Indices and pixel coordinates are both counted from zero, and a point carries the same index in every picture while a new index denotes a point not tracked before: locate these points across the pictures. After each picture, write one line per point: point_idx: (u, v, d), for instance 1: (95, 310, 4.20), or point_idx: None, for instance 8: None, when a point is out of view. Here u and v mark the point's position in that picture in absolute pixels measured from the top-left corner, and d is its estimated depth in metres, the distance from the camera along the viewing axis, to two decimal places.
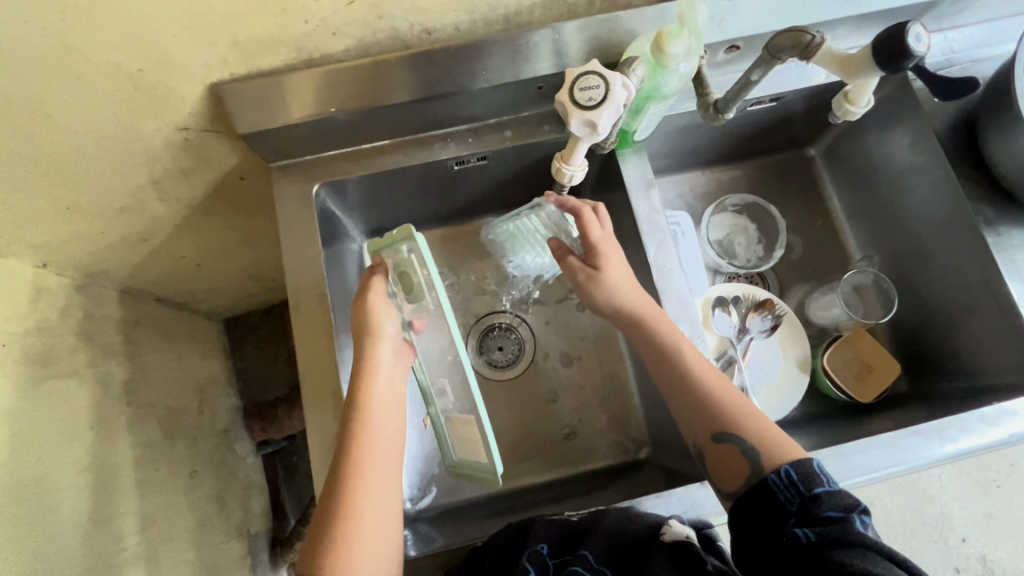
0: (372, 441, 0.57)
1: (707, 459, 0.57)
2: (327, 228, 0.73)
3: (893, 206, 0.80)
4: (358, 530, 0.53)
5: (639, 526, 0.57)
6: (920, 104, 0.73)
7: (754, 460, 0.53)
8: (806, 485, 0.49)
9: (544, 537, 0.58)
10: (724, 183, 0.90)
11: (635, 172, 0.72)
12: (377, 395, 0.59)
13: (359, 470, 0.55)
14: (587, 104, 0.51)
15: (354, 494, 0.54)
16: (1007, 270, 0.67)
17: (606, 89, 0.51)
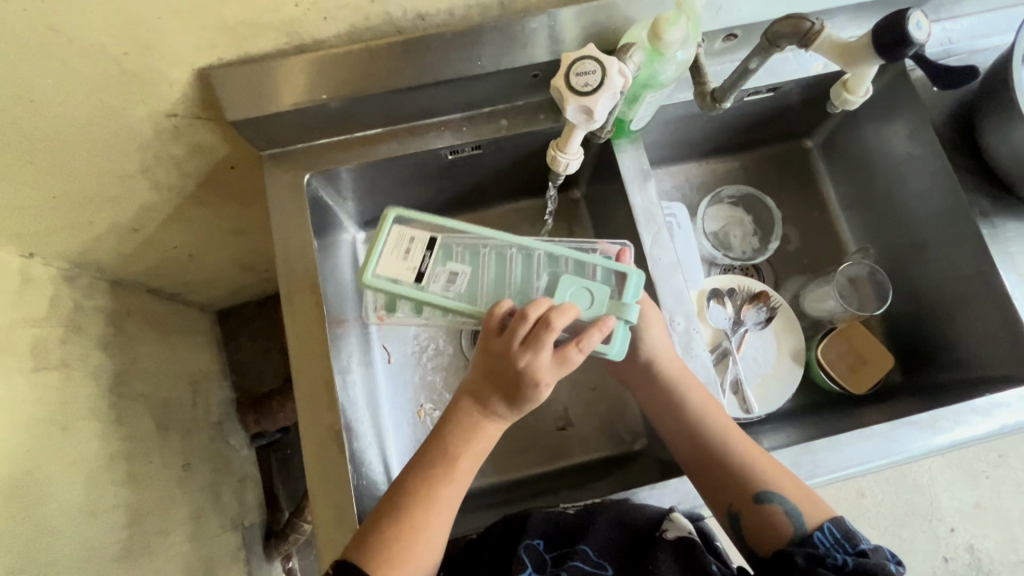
0: (464, 469, 0.56)
1: (744, 522, 0.57)
2: (320, 217, 0.72)
3: (889, 198, 0.80)
4: (418, 546, 0.53)
5: (634, 518, 0.58)
6: (916, 94, 0.72)
7: (799, 521, 0.54)
8: (850, 543, 0.52)
9: (539, 530, 0.58)
10: (720, 175, 0.90)
11: (632, 163, 0.71)
12: (486, 431, 0.56)
13: (439, 491, 0.55)
14: (583, 90, 0.50)
15: (427, 512, 0.54)
16: (1003, 263, 0.67)
17: (602, 74, 0.50)
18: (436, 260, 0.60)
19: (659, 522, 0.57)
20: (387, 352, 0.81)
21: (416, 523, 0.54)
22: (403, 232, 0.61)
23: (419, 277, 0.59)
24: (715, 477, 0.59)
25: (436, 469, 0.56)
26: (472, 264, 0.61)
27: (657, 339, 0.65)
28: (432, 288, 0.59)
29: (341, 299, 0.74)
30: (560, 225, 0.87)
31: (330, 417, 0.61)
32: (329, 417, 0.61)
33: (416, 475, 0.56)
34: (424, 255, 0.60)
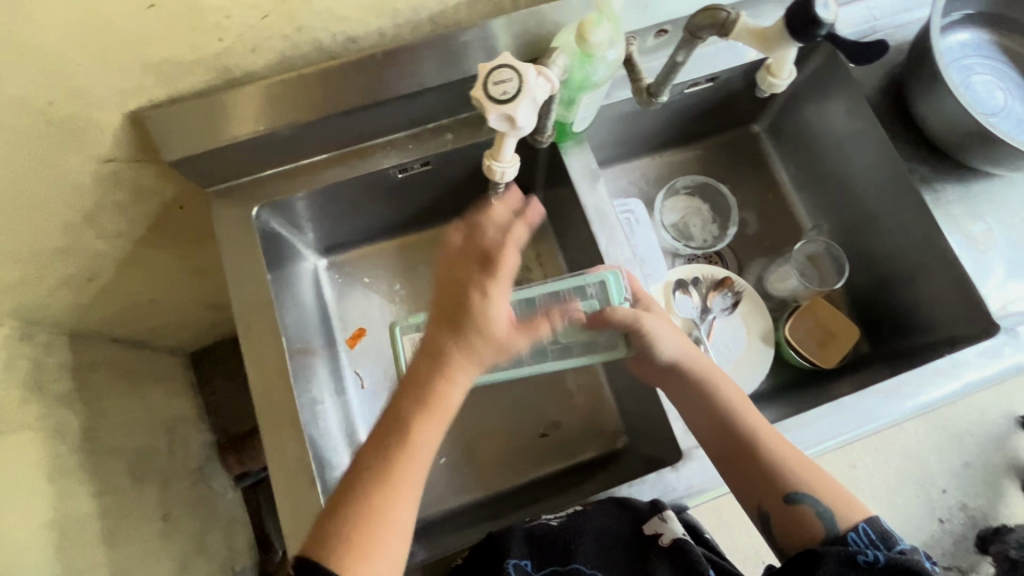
0: (428, 430, 0.52)
1: (773, 523, 0.57)
2: (274, 249, 0.71)
3: (837, 174, 0.81)
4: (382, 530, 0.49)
5: (620, 523, 0.58)
6: (848, 72, 0.74)
7: (831, 522, 0.54)
8: (886, 544, 0.52)
9: (524, 550, 0.57)
10: (673, 167, 0.92)
11: (580, 164, 0.71)
12: (441, 384, 0.53)
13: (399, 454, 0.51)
14: (502, 98, 0.49)
15: (388, 490, 0.50)
16: (948, 227, 0.68)
17: (519, 80, 0.50)
18: None
19: (643, 525, 0.57)
20: (361, 377, 0.80)
21: (377, 514, 0.49)
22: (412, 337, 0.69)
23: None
24: (738, 477, 0.59)
25: (387, 444, 0.52)
26: None
27: (672, 346, 0.63)
28: None
29: (305, 329, 0.74)
30: None
31: (299, 452, 0.60)
32: (298, 452, 0.60)
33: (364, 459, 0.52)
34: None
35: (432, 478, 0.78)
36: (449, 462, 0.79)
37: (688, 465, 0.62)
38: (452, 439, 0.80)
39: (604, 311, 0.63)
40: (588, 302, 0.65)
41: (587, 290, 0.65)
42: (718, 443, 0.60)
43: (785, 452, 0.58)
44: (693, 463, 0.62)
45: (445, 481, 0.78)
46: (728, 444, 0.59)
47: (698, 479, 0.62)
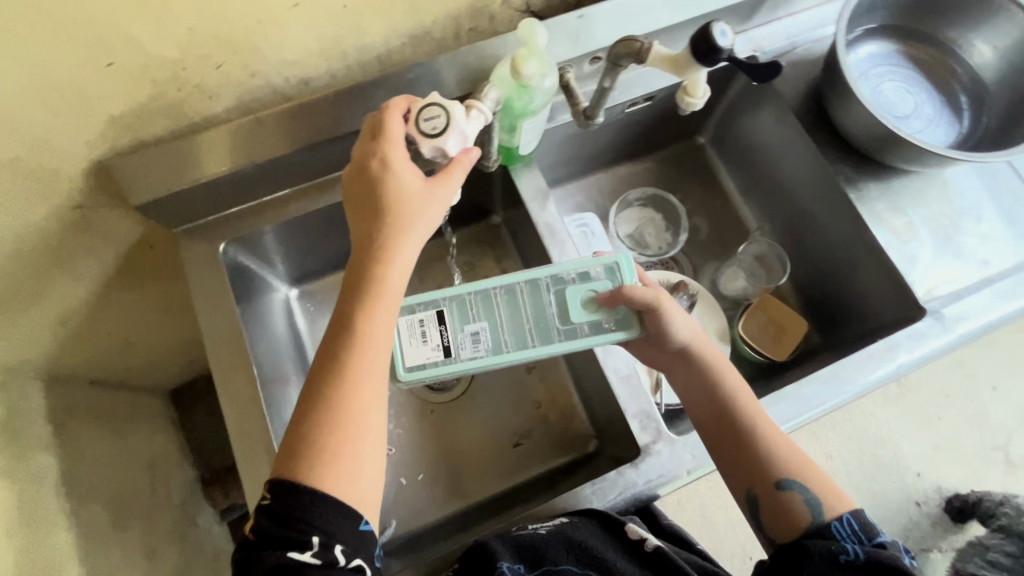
0: (369, 366, 0.50)
1: (760, 507, 0.59)
2: (243, 282, 0.74)
3: (775, 179, 0.87)
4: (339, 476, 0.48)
5: (603, 528, 0.61)
6: (773, 85, 0.80)
7: (817, 510, 0.56)
8: (867, 535, 0.54)
9: (513, 553, 0.59)
10: (626, 181, 0.97)
11: (530, 185, 0.75)
12: (374, 318, 0.50)
13: (347, 386, 0.49)
14: (433, 133, 0.52)
15: (341, 433, 0.48)
16: (873, 222, 0.74)
17: (448, 117, 0.53)
18: (450, 329, 0.63)
19: (626, 529, 0.61)
20: None
21: (320, 474, 0.47)
22: (411, 317, 0.63)
23: (447, 350, 0.62)
24: (735, 461, 0.61)
25: (323, 392, 0.49)
26: (487, 318, 0.63)
27: (686, 331, 0.63)
28: (462, 355, 0.62)
29: (278, 358, 0.76)
30: (485, 251, 0.92)
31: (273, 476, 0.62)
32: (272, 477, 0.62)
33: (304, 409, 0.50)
34: (440, 331, 0.63)
35: (410, 495, 0.81)
36: (426, 478, 0.81)
37: (647, 460, 0.65)
38: (429, 456, 0.83)
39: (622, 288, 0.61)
40: (596, 283, 0.63)
41: (592, 273, 0.64)
42: (717, 427, 0.62)
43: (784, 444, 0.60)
44: (651, 459, 0.65)
45: (423, 497, 0.80)
46: (726, 426, 0.62)
47: (660, 468, 0.65)
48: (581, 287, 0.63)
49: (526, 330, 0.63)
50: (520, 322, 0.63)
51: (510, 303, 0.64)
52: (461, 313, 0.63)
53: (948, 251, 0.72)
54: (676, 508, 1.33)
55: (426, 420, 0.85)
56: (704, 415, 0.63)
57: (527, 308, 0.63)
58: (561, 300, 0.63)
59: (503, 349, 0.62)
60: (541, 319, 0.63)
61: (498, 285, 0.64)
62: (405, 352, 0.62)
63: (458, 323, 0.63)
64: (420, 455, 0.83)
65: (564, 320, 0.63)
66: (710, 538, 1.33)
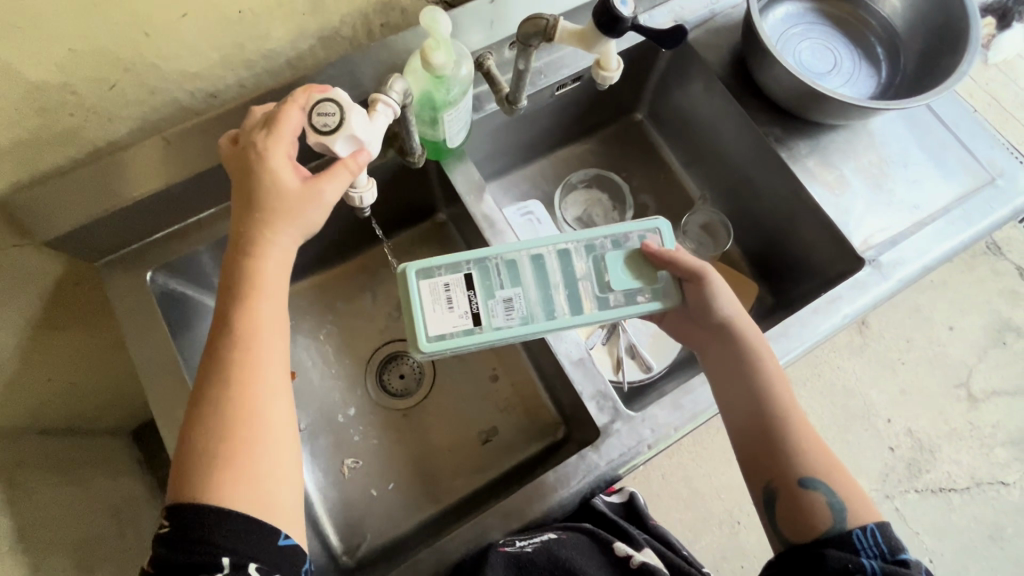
0: (257, 362, 0.50)
1: (778, 504, 0.59)
2: (177, 313, 0.69)
3: (711, 148, 0.88)
4: (240, 482, 0.47)
5: (592, 549, 0.64)
6: (699, 53, 0.80)
7: (839, 513, 0.56)
8: (890, 552, 0.53)
9: (504, 570, 0.57)
10: (568, 165, 0.97)
11: (464, 178, 0.72)
12: (257, 311, 0.50)
13: (237, 387, 0.48)
14: (320, 130, 0.49)
15: (237, 436, 0.48)
16: (807, 179, 0.74)
17: (340, 116, 0.49)
18: (480, 297, 0.60)
19: (612, 546, 0.64)
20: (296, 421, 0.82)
21: (216, 481, 0.46)
22: (434, 281, 0.59)
23: (475, 318, 0.59)
24: (760, 453, 0.61)
25: (212, 392, 0.49)
26: (517, 283, 0.61)
27: (730, 308, 0.64)
28: (494, 321, 0.59)
29: None
30: (435, 250, 0.90)
31: None
32: None
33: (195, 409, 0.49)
34: (468, 297, 0.60)
35: (383, 506, 0.80)
36: (397, 487, 0.80)
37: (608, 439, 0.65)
38: (398, 463, 0.82)
39: (670, 253, 0.62)
40: (633, 248, 0.63)
41: (625, 239, 0.63)
42: (745, 413, 0.62)
43: (811, 441, 0.60)
44: (611, 438, 0.65)
45: (395, 504, 0.80)
46: (757, 412, 0.62)
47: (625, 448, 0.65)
48: (613, 254, 0.63)
49: (558, 296, 0.61)
50: (552, 287, 0.61)
51: (542, 269, 0.62)
52: (488, 281, 0.61)
53: (881, 201, 0.74)
54: (660, 481, 1.36)
55: (391, 427, 0.84)
56: (731, 400, 0.63)
57: (560, 276, 0.62)
58: (596, 266, 0.62)
59: (532, 318, 0.60)
60: (570, 286, 0.62)
61: (527, 251, 0.62)
62: (435, 323, 0.58)
63: (489, 287, 0.60)
64: (390, 463, 0.82)
65: (597, 286, 0.62)
66: (697, 507, 1.35)
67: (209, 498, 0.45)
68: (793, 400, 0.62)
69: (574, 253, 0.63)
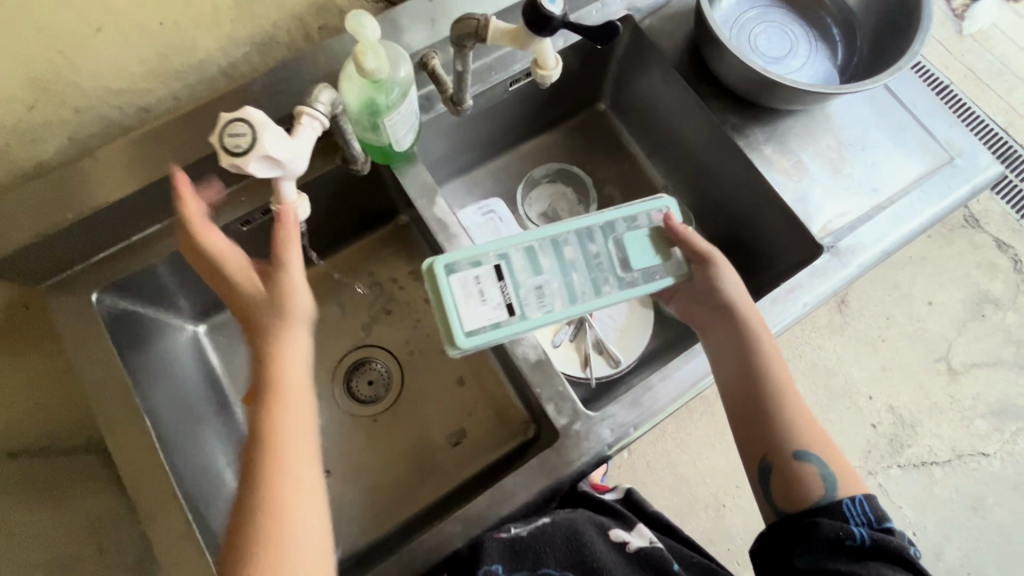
0: (297, 406, 0.55)
1: (772, 477, 0.61)
2: (129, 331, 0.68)
3: (672, 137, 0.86)
4: (284, 516, 0.50)
5: (590, 524, 0.65)
6: (654, 42, 0.78)
7: (830, 484, 0.59)
8: (878, 520, 0.56)
9: (498, 556, 0.59)
10: (531, 161, 0.95)
11: (417, 183, 0.70)
12: (285, 360, 0.56)
13: (277, 431, 0.54)
14: (233, 152, 0.47)
15: (280, 481, 0.51)
16: (764, 167, 0.73)
17: (253, 136, 0.47)
18: (512, 286, 0.60)
19: (610, 531, 0.65)
20: None
21: (265, 530, 0.49)
22: (463, 276, 0.59)
23: (509, 307, 0.60)
24: (757, 428, 0.63)
25: (258, 445, 0.53)
26: (545, 270, 0.61)
27: (734, 288, 0.66)
28: (528, 309, 0.60)
29: (185, 404, 0.71)
30: (398, 253, 0.89)
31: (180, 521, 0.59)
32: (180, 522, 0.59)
33: (235, 527, 0.51)
34: (500, 288, 0.60)
35: (353, 514, 0.79)
36: (368, 494, 0.80)
37: (568, 440, 0.64)
38: (368, 470, 0.81)
39: (681, 231, 0.64)
40: (651, 227, 0.65)
41: (639, 218, 0.65)
42: (742, 391, 0.64)
43: (806, 419, 0.63)
44: (570, 440, 0.64)
45: (366, 511, 0.79)
46: (756, 391, 0.64)
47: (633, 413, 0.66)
48: (631, 234, 0.64)
49: (588, 279, 0.62)
50: (580, 271, 0.62)
51: (568, 253, 0.63)
52: (517, 270, 0.61)
53: (840, 186, 0.73)
54: (645, 469, 1.37)
55: (360, 433, 0.83)
56: (729, 378, 0.65)
57: (585, 261, 0.63)
58: (619, 247, 0.64)
59: (566, 303, 0.61)
60: (594, 269, 0.63)
61: (551, 236, 0.63)
62: (469, 315, 0.58)
63: (519, 276, 0.60)
64: (360, 470, 0.81)
65: (621, 267, 0.63)
66: (682, 493, 1.36)
67: (267, 542, 0.49)
68: (789, 380, 0.65)
69: (596, 236, 0.64)
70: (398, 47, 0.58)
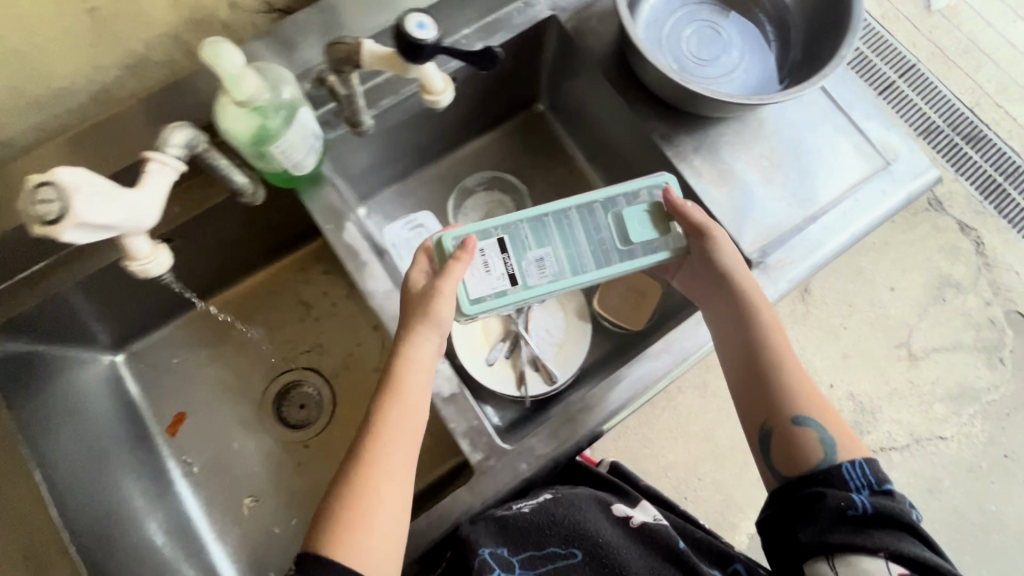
0: (388, 443, 0.57)
1: (772, 443, 0.63)
2: (26, 369, 0.66)
3: (607, 142, 0.83)
4: (369, 520, 0.54)
5: (595, 500, 0.68)
6: (580, 43, 0.74)
7: (829, 449, 0.60)
8: (878, 483, 0.58)
9: (500, 538, 0.62)
10: (467, 167, 0.91)
11: (322, 207, 0.66)
12: (410, 372, 0.59)
13: (376, 438, 0.57)
14: (41, 221, 0.42)
15: (361, 487, 0.55)
16: (693, 178, 0.70)
17: (64, 205, 0.42)
18: (515, 259, 0.62)
19: (612, 506, 0.68)
20: (188, 464, 0.79)
21: (335, 534, 0.53)
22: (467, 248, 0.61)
23: (512, 279, 0.61)
24: (759, 397, 0.64)
25: (352, 456, 0.57)
26: (546, 244, 0.63)
27: (734, 261, 0.65)
28: (531, 280, 0.61)
29: (95, 440, 0.69)
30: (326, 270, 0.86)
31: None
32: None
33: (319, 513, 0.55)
34: (502, 259, 0.62)
35: (284, 543, 0.78)
36: (299, 522, 0.79)
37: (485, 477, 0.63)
38: (299, 496, 0.80)
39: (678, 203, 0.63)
40: (651, 201, 0.64)
41: (639, 195, 0.65)
42: (743, 361, 0.65)
43: (805, 387, 0.64)
44: (486, 476, 0.63)
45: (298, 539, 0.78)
46: (757, 363, 0.65)
47: (633, 386, 0.67)
48: (633, 209, 0.64)
49: (588, 252, 0.63)
50: (580, 245, 0.63)
51: (568, 228, 0.63)
52: (518, 245, 0.62)
53: (773, 196, 0.70)
54: None
55: (290, 459, 0.81)
56: (731, 349, 0.66)
57: (586, 234, 0.63)
58: (618, 222, 0.63)
59: (566, 276, 0.62)
60: (592, 244, 0.63)
61: (554, 211, 0.64)
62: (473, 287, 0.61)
63: (519, 250, 0.62)
64: (291, 498, 0.80)
65: (620, 241, 0.63)
66: None
67: (336, 541, 0.53)
68: (789, 349, 0.65)
69: (596, 211, 0.64)
70: (280, 68, 0.55)
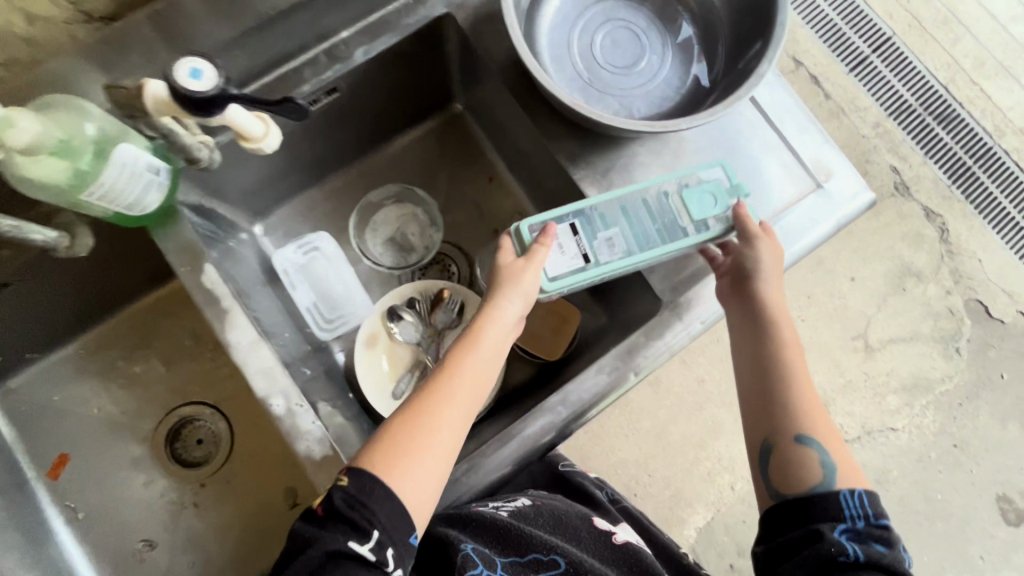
0: (450, 408, 0.53)
1: (772, 456, 0.56)
2: None
3: (522, 153, 0.75)
4: (416, 470, 0.50)
5: (570, 513, 0.64)
6: (480, 46, 0.65)
7: (829, 475, 0.53)
8: (874, 518, 0.51)
9: (485, 534, 0.58)
10: (376, 176, 0.83)
11: (175, 246, 0.58)
12: (485, 335, 0.56)
13: (438, 402, 0.53)
14: None
15: (421, 437, 0.51)
16: None
17: None
18: (588, 239, 0.59)
19: (594, 521, 0.65)
20: (73, 509, 0.73)
21: (386, 466, 0.50)
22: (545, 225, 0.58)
23: (585, 257, 0.58)
24: (765, 407, 0.58)
25: (405, 410, 0.53)
26: (612, 224, 0.59)
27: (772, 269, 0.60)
28: (600, 258, 0.58)
29: None
30: None
31: None
32: None
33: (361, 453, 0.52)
34: (575, 240, 0.59)
35: None
36: (200, 565, 0.75)
37: None
38: (201, 538, 0.75)
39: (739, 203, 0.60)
40: (722, 185, 0.62)
41: (714, 176, 0.62)
42: (756, 365, 0.59)
43: (817, 409, 0.57)
44: None
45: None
46: (769, 369, 0.58)
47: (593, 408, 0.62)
48: (703, 188, 0.61)
49: (652, 232, 0.59)
50: (650, 223, 0.60)
51: (638, 205, 0.60)
52: (592, 222, 0.59)
53: None
54: None
55: (188, 499, 0.76)
56: (746, 349, 0.60)
57: (651, 214, 0.60)
58: (684, 200, 0.60)
59: (634, 253, 0.58)
60: (658, 224, 0.60)
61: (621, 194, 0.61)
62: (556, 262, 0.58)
63: (585, 228, 0.59)
64: (191, 540, 0.75)
65: (691, 219, 0.60)
66: None
67: (388, 475, 0.49)
68: (806, 375, 0.59)
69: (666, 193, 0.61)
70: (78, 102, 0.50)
